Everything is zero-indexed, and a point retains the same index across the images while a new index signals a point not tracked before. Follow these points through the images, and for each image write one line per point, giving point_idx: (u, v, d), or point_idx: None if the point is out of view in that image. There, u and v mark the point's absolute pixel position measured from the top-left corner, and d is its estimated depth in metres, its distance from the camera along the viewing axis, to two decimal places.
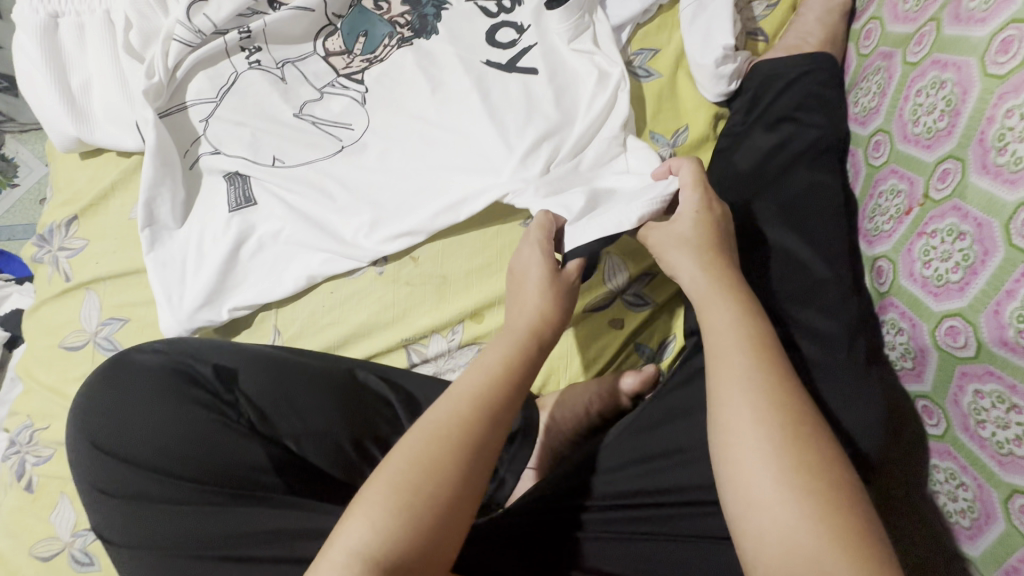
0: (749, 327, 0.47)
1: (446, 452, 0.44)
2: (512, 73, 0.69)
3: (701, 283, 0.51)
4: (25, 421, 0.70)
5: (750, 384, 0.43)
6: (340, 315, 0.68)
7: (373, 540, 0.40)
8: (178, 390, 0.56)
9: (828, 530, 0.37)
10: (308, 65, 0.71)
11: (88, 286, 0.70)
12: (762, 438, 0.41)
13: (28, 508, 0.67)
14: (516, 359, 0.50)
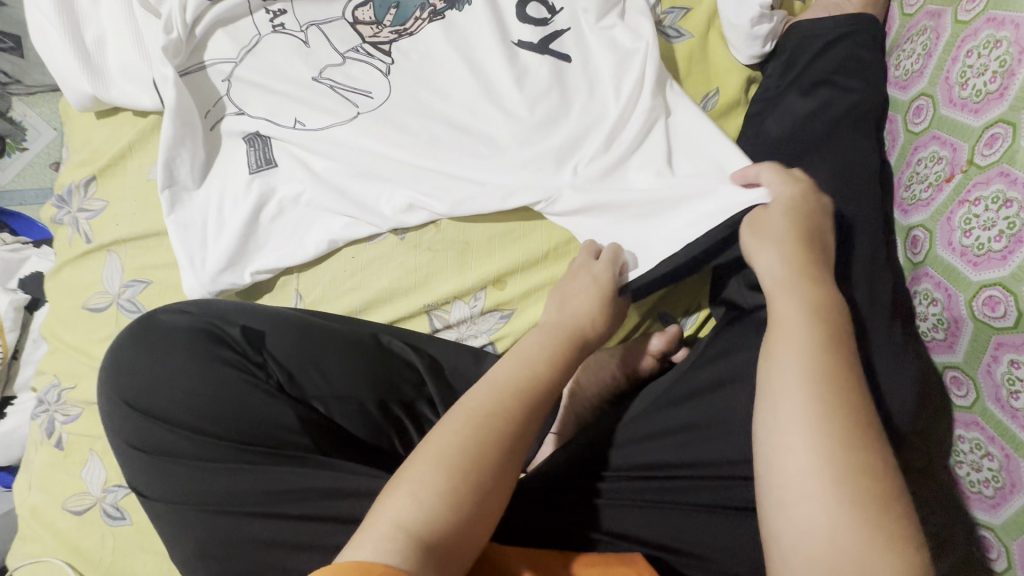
0: (820, 307, 0.46)
1: (492, 440, 0.45)
2: (544, 54, 0.67)
3: (776, 276, 0.49)
4: (52, 380, 0.71)
5: (809, 375, 0.42)
6: (361, 280, 0.68)
7: (420, 518, 0.40)
8: (207, 351, 0.56)
9: (862, 515, 0.38)
10: (333, 30, 0.69)
11: (110, 248, 0.70)
12: (819, 426, 0.40)
13: (59, 464, 0.69)
14: (557, 370, 0.51)
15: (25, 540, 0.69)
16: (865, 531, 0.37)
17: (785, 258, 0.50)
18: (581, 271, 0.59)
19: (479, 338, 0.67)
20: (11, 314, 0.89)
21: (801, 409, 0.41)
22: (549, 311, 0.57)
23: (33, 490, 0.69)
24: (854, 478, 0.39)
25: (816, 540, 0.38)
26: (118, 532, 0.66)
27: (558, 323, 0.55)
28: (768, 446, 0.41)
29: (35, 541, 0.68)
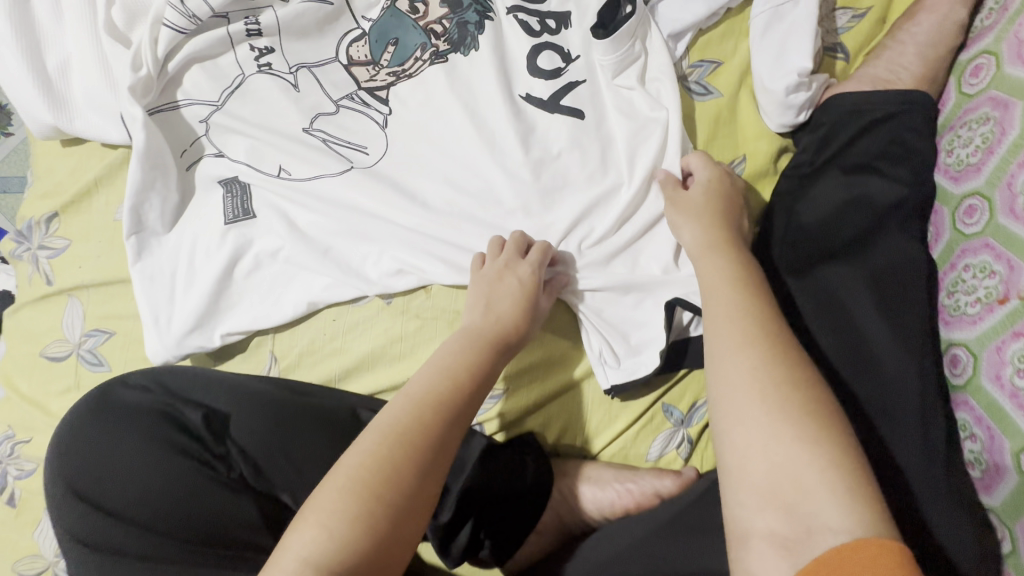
0: (740, 280, 0.49)
1: (400, 453, 0.43)
2: (556, 114, 0.61)
3: (708, 239, 0.54)
4: (5, 430, 0.66)
5: (748, 352, 0.43)
6: (341, 346, 0.62)
7: (325, 547, 0.39)
8: (172, 438, 0.52)
9: (816, 450, 0.38)
10: (325, 74, 0.63)
11: (72, 292, 0.65)
12: (758, 388, 0.41)
13: (10, 522, 0.64)
14: (474, 372, 0.50)
15: None
16: (818, 470, 0.37)
17: (715, 257, 0.53)
18: (506, 271, 0.55)
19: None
20: None
21: (734, 367, 0.43)
22: (473, 312, 0.54)
23: None
24: (799, 419, 0.39)
25: (782, 489, 0.37)
26: None
27: (477, 328, 0.53)
28: (725, 442, 0.41)
29: None
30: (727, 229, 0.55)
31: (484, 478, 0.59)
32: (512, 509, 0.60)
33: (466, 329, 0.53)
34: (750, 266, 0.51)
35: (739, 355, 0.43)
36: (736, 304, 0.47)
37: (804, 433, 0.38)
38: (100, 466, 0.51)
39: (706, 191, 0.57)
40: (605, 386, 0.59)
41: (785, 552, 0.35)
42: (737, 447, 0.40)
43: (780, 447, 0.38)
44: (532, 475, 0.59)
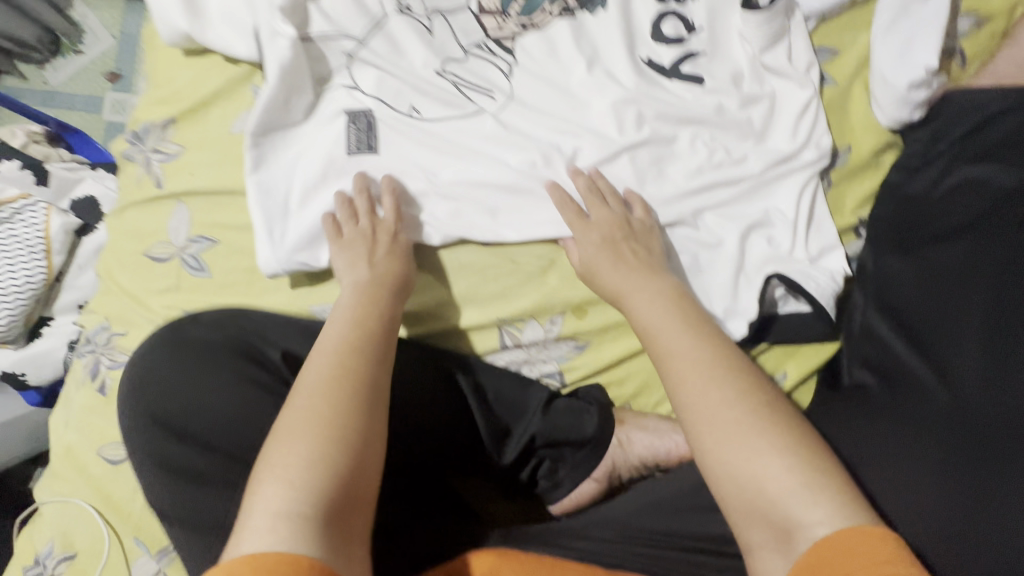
0: (668, 306, 0.55)
1: (342, 399, 0.47)
2: (674, 80, 0.64)
3: (628, 277, 0.57)
4: (101, 321, 0.68)
5: (709, 382, 0.49)
6: (436, 280, 0.64)
7: (291, 495, 0.42)
8: (249, 371, 0.57)
9: (792, 456, 0.45)
10: (459, 21, 0.65)
11: (181, 198, 0.67)
12: (733, 416, 0.47)
13: (98, 408, 0.67)
14: (377, 325, 0.54)
15: (55, 477, 0.68)
16: (796, 473, 0.44)
17: (647, 288, 0.56)
18: (377, 231, 0.60)
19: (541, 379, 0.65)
20: (61, 238, 0.86)
21: (709, 397, 0.48)
22: (351, 273, 0.58)
23: (69, 428, 0.68)
24: (769, 429, 0.46)
25: (756, 500, 0.44)
26: None
27: (363, 284, 0.57)
28: (713, 467, 0.46)
29: (67, 479, 0.67)
30: (625, 254, 0.59)
31: (544, 421, 0.61)
32: (563, 453, 0.62)
33: (351, 288, 0.57)
34: (677, 292, 0.56)
35: (700, 382, 0.49)
36: (681, 331, 0.52)
37: (785, 447, 0.45)
38: (180, 394, 0.56)
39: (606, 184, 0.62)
40: None
41: (781, 544, 0.42)
42: (729, 470, 0.45)
43: (760, 466, 0.45)
44: (595, 424, 0.61)
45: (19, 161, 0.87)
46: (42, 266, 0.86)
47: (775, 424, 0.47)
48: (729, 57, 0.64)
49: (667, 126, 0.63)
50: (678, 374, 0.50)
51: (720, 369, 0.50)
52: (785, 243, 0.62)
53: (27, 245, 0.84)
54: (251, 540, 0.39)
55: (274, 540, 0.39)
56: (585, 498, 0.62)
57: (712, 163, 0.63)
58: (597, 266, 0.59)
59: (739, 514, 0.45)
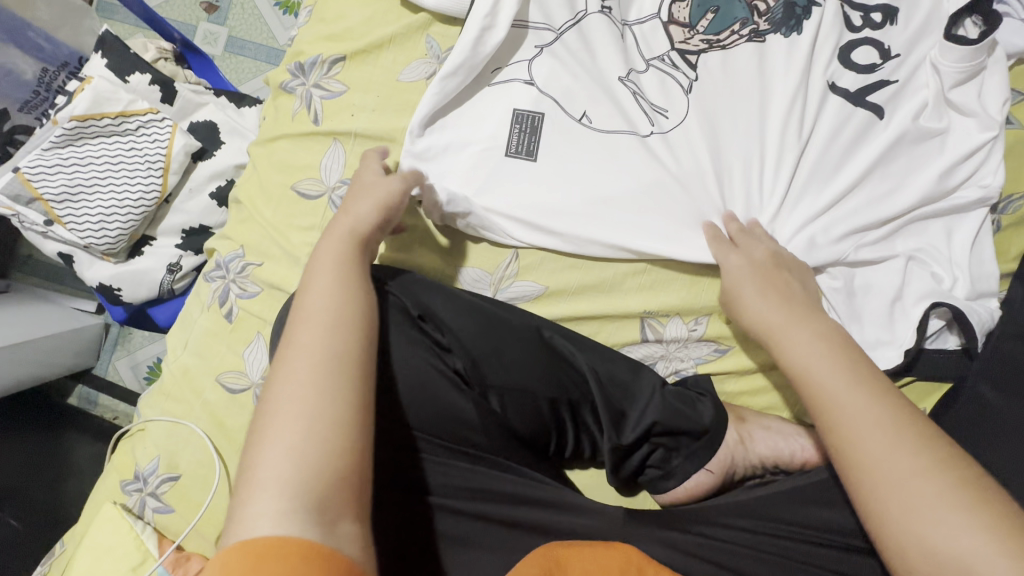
0: (828, 347, 0.52)
1: (314, 379, 0.42)
2: (857, 108, 0.63)
3: (781, 310, 0.55)
4: (236, 249, 0.68)
5: (880, 434, 0.46)
6: (585, 262, 0.64)
7: (276, 478, 0.39)
8: (404, 332, 0.53)
9: (973, 517, 0.41)
10: (646, 31, 0.66)
11: (338, 137, 0.66)
12: (904, 466, 0.44)
13: (223, 334, 0.66)
14: (353, 286, 0.49)
15: (167, 398, 0.67)
16: (979, 534, 0.41)
17: (787, 322, 0.55)
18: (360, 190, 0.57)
19: (670, 376, 0.64)
20: (182, 159, 0.84)
21: (875, 445, 0.45)
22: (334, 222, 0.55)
23: (188, 350, 0.68)
24: (945, 483, 0.43)
25: (937, 558, 0.41)
26: None
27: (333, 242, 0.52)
28: (877, 522, 0.44)
29: (181, 401, 0.67)
30: (785, 287, 0.57)
31: (662, 407, 0.57)
32: (679, 442, 0.58)
33: (346, 238, 0.52)
34: (839, 333, 0.53)
35: (858, 429, 0.47)
36: (834, 371, 0.50)
37: (960, 499, 0.42)
38: None
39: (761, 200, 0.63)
40: None
41: None
42: (899, 524, 0.43)
43: (935, 523, 0.42)
44: (712, 415, 0.58)
45: (150, 75, 0.85)
46: (158, 184, 0.83)
47: (948, 474, 0.43)
48: (915, 89, 0.63)
49: (845, 143, 0.63)
50: (837, 417, 0.48)
51: (877, 414, 0.47)
52: (947, 279, 0.61)
53: (148, 159, 0.83)
54: (245, 529, 0.37)
55: (266, 528, 0.37)
56: (697, 490, 0.58)
57: (885, 189, 0.62)
58: (751, 297, 0.57)
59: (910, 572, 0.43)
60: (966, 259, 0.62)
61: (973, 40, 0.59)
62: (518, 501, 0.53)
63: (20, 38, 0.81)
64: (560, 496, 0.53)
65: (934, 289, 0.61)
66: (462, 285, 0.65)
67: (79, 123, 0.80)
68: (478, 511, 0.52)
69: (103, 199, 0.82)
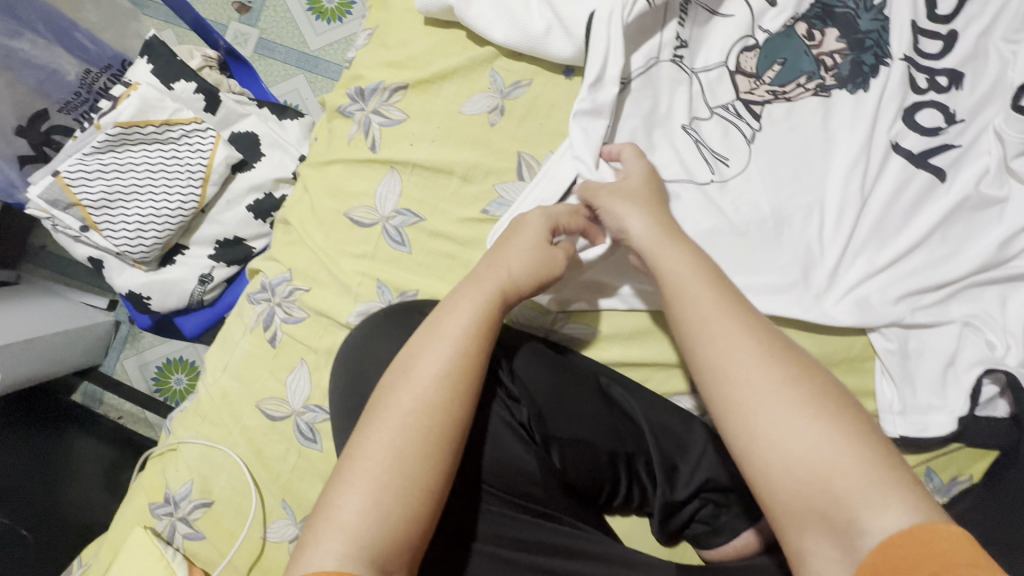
0: (700, 268, 0.49)
1: (412, 442, 0.43)
2: (919, 169, 0.63)
3: (658, 229, 0.52)
4: (283, 272, 0.66)
5: (756, 357, 0.43)
6: (639, 307, 0.63)
7: (354, 517, 0.41)
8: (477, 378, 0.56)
9: (840, 432, 0.39)
10: (712, 79, 0.65)
11: (395, 165, 0.65)
12: (777, 387, 0.41)
13: (265, 359, 0.65)
14: (478, 344, 0.48)
15: (203, 420, 0.66)
16: (849, 452, 0.38)
17: (659, 238, 0.52)
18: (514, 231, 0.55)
19: (717, 429, 0.63)
20: (222, 170, 0.83)
21: (748, 367, 0.43)
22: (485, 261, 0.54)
23: (228, 373, 0.66)
24: (813, 401, 0.41)
25: (813, 485, 0.38)
26: (304, 453, 0.63)
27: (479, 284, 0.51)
28: (748, 452, 0.41)
29: (217, 424, 0.65)
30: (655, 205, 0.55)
31: (714, 463, 0.58)
32: (729, 499, 0.58)
33: (492, 287, 0.51)
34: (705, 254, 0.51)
35: (722, 343, 0.44)
36: (708, 299, 0.47)
37: (828, 418, 0.40)
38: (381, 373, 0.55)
39: (818, 254, 0.63)
40: (891, 435, 0.61)
41: (835, 544, 0.36)
42: (770, 447, 0.40)
43: (813, 446, 0.39)
44: None
45: (195, 83, 0.83)
46: (197, 195, 0.82)
47: (818, 393, 0.41)
48: (976, 155, 0.63)
49: (905, 204, 0.63)
50: (705, 331, 0.46)
51: (738, 329, 0.45)
52: (1002, 348, 0.61)
53: (189, 169, 0.82)
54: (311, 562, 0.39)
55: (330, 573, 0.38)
56: (747, 550, 0.56)
57: (943, 253, 0.62)
58: (628, 212, 0.54)
59: (789, 516, 0.39)
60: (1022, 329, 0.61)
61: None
62: (567, 555, 0.52)
63: (65, 39, 0.81)
64: (609, 550, 0.52)
65: (989, 357, 0.61)
66: (516, 325, 0.65)
67: (122, 130, 0.79)
68: (529, 563, 0.51)
69: (141, 208, 0.80)
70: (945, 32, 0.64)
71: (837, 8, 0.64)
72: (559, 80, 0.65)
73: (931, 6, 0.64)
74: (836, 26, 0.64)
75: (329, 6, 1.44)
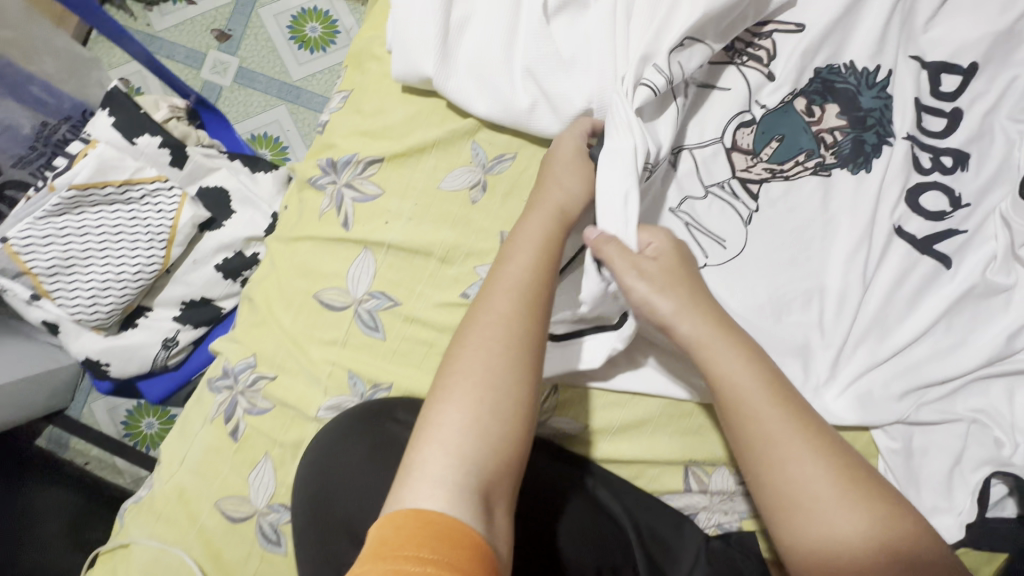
0: (754, 366, 0.49)
1: (499, 359, 0.46)
2: (924, 255, 0.60)
3: (698, 314, 0.50)
4: (246, 358, 0.62)
5: (821, 468, 0.46)
6: (626, 399, 0.60)
7: (461, 442, 0.43)
8: None
9: (892, 527, 0.44)
10: (707, 156, 0.62)
11: (369, 245, 0.60)
12: (838, 485, 0.45)
13: (226, 453, 0.60)
14: (548, 270, 0.50)
15: (157, 519, 0.61)
16: (898, 545, 0.44)
17: (701, 325, 0.49)
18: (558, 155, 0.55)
19: (712, 530, 0.59)
20: (188, 231, 0.78)
21: (812, 471, 0.45)
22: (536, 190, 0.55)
23: (186, 467, 0.61)
24: (869, 499, 0.45)
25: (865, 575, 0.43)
26: (267, 558, 0.58)
27: (539, 209, 0.52)
28: (801, 546, 0.45)
29: (173, 525, 0.60)
30: (689, 278, 0.52)
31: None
32: None
33: (552, 210, 0.52)
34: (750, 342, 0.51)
35: (789, 464, 0.46)
36: (764, 400, 0.48)
37: (880, 512, 0.45)
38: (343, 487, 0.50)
39: (819, 344, 0.59)
40: None
41: None
42: (829, 545, 0.44)
43: (868, 543, 0.44)
44: None
45: (160, 138, 0.78)
46: (161, 256, 0.77)
47: (870, 490, 0.46)
48: (983, 239, 0.60)
49: (909, 292, 0.60)
50: (770, 453, 0.47)
51: (806, 446, 0.46)
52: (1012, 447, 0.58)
53: (151, 231, 0.77)
54: (416, 496, 0.41)
55: (438, 502, 0.40)
56: None
57: (949, 344, 0.59)
58: (663, 301, 0.50)
59: None
60: None
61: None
62: None
63: (19, 91, 0.76)
64: None
65: (998, 457, 0.57)
66: None
67: (77, 193, 0.73)
68: None
69: (100, 274, 0.76)
70: (949, 109, 0.61)
71: (837, 83, 0.61)
72: (545, 155, 0.61)
73: (935, 83, 0.61)
74: (836, 101, 0.61)
75: (313, 35, 1.35)
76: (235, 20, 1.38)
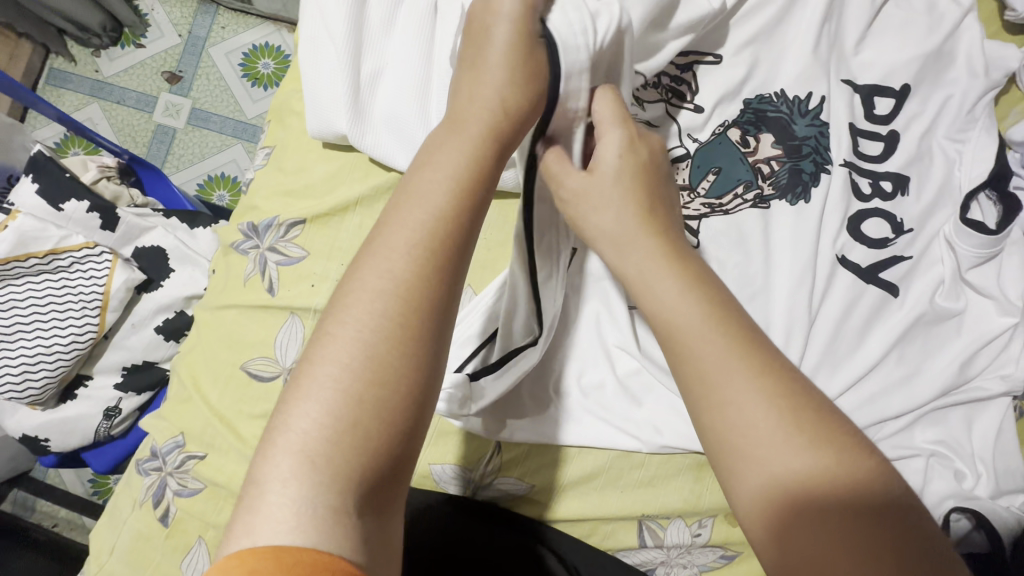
0: (716, 321, 0.39)
1: (382, 337, 0.35)
2: (869, 283, 0.58)
3: (639, 231, 0.43)
4: (174, 438, 0.59)
5: (807, 449, 0.36)
6: (574, 454, 0.57)
7: (327, 446, 0.33)
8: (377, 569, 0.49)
9: (903, 525, 0.34)
10: None
11: (296, 310, 0.58)
12: (829, 467, 0.35)
13: (156, 539, 0.57)
14: (453, 216, 0.38)
15: None
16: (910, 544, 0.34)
17: (648, 246, 0.43)
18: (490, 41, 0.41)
19: None
20: (121, 295, 0.75)
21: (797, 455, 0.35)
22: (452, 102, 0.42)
23: (116, 556, 0.58)
24: (867, 484, 0.35)
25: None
26: None
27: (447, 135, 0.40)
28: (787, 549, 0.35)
29: None
30: (643, 200, 0.44)
31: None
32: None
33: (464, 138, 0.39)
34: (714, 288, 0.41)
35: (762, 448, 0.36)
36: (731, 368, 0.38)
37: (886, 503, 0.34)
38: None
39: None
40: None
41: None
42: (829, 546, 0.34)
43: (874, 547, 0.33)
44: None
45: (88, 201, 0.76)
46: (94, 324, 0.74)
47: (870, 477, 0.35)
48: (930, 263, 0.58)
49: (860, 322, 0.57)
50: (741, 438, 0.37)
51: (783, 420, 0.36)
52: (976, 478, 0.55)
53: (81, 299, 0.74)
54: (268, 525, 0.31)
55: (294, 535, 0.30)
56: None
57: (903, 372, 0.57)
58: (597, 213, 0.43)
59: None
60: (993, 454, 0.56)
61: (992, 229, 0.55)
62: None
63: None
64: None
65: (961, 490, 0.55)
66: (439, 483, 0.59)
67: None
68: None
69: (29, 347, 0.72)
70: (884, 132, 0.60)
71: (769, 112, 0.60)
72: None
73: (868, 106, 0.60)
74: (770, 131, 0.59)
75: (264, 71, 1.21)
76: (186, 61, 1.23)
